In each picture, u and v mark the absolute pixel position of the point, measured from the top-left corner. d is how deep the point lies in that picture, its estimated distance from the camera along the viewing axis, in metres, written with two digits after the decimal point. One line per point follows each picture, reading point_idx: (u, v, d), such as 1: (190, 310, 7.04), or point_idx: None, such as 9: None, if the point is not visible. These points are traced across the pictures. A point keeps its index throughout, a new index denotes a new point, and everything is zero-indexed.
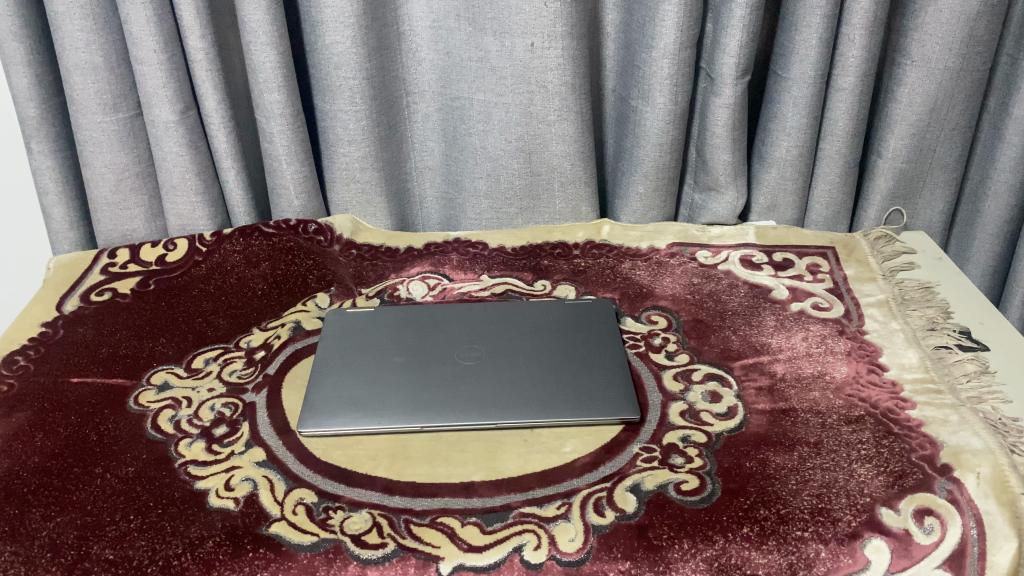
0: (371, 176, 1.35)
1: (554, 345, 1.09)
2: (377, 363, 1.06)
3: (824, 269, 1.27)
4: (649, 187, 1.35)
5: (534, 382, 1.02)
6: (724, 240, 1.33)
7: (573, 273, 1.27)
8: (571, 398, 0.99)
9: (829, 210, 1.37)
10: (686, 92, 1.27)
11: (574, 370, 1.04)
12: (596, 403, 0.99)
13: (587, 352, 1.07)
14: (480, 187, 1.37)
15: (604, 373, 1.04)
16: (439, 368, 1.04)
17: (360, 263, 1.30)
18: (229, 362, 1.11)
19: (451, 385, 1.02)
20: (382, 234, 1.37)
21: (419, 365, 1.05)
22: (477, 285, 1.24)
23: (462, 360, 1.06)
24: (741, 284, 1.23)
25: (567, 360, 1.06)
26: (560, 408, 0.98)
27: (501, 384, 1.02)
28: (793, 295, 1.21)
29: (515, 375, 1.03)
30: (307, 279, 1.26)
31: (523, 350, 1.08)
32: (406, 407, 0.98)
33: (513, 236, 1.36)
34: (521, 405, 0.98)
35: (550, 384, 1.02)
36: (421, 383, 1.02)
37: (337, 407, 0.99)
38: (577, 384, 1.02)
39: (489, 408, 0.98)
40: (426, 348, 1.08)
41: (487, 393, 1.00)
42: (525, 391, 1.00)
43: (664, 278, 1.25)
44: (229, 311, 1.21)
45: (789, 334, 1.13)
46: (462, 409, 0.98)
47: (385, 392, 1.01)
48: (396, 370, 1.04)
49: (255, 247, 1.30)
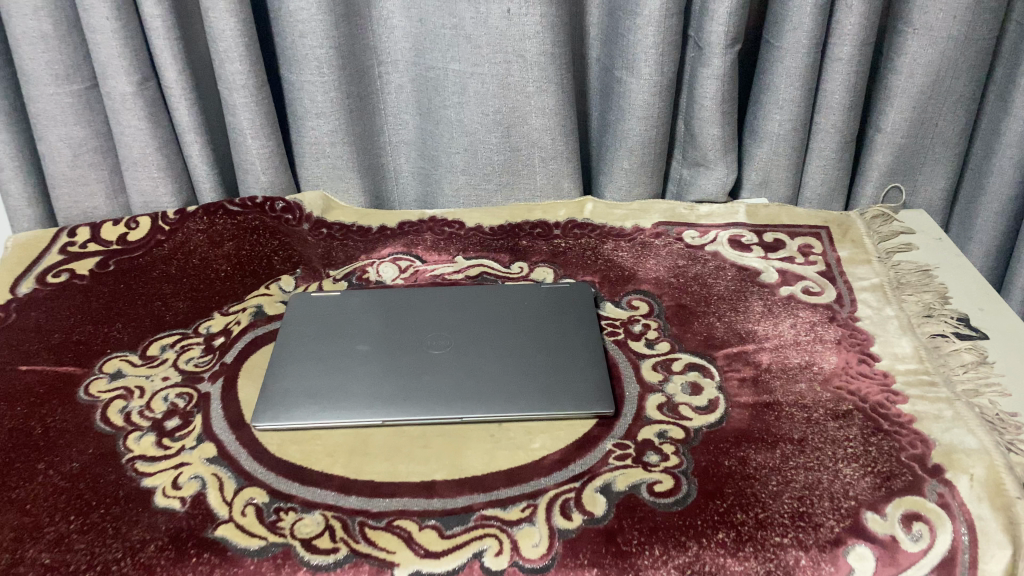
0: (342, 151, 1.29)
1: (527, 333, 1.03)
2: (339, 351, 1.00)
3: (817, 250, 1.20)
4: (635, 162, 1.28)
5: (504, 373, 0.96)
6: (712, 219, 1.27)
7: (552, 254, 1.21)
8: (542, 391, 0.94)
9: (824, 187, 1.31)
10: (672, 62, 1.20)
11: (546, 359, 0.98)
12: (568, 395, 0.93)
13: (561, 342, 1.01)
14: (456, 163, 1.31)
15: (578, 363, 0.98)
16: (404, 357, 0.99)
17: (329, 243, 1.24)
18: (187, 349, 1.06)
19: (416, 375, 0.96)
20: (354, 213, 1.31)
21: (384, 354, 0.99)
22: (451, 268, 1.18)
23: (429, 349, 1.00)
24: (729, 266, 1.17)
25: (540, 349, 1.00)
26: (530, 401, 0.92)
27: (469, 375, 0.96)
28: (783, 278, 1.15)
29: (483, 365, 0.97)
30: (271, 259, 1.20)
31: (494, 338, 1.02)
32: (367, 400, 0.93)
33: (491, 215, 1.30)
34: (489, 398, 0.93)
35: (520, 375, 0.96)
36: (384, 373, 0.96)
37: (294, 399, 0.94)
38: (549, 374, 0.96)
39: (455, 401, 0.93)
40: (393, 335, 1.03)
41: (453, 384, 0.95)
42: (493, 383, 0.95)
43: (647, 260, 1.19)
44: (190, 294, 1.15)
45: (777, 321, 1.07)
46: (426, 402, 0.92)
47: (346, 382, 0.95)
48: (359, 360, 0.99)
49: (219, 226, 1.24)
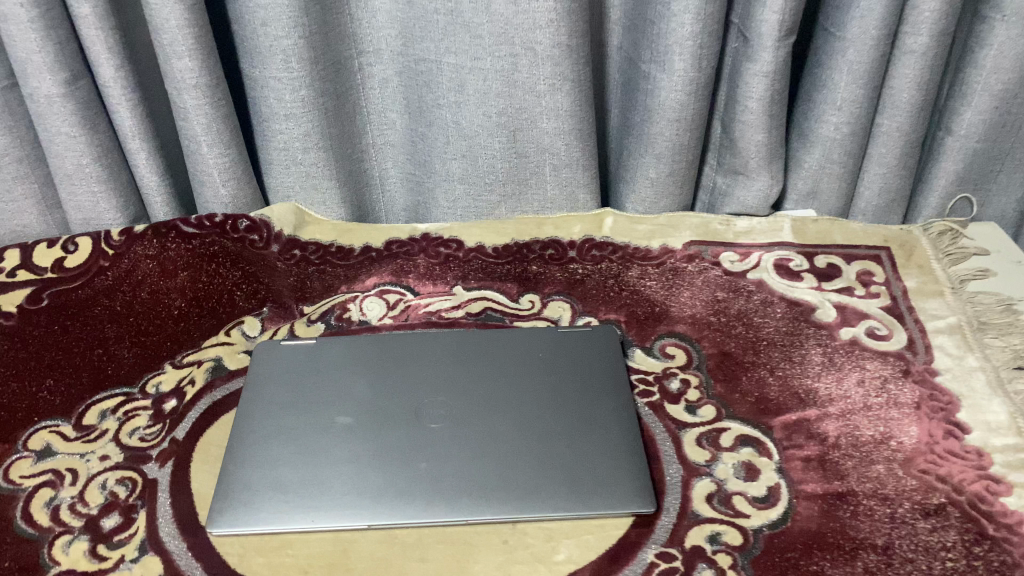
0: (318, 158, 1.10)
1: (543, 396, 0.85)
2: (315, 425, 0.82)
3: (878, 278, 1.02)
4: (662, 171, 1.09)
5: (517, 456, 0.79)
6: (754, 237, 1.08)
7: (567, 284, 1.02)
8: (564, 481, 0.77)
9: (881, 197, 1.12)
10: (712, 56, 1.00)
11: (567, 436, 0.80)
12: (596, 487, 0.76)
13: (584, 410, 0.84)
14: (452, 171, 1.11)
15: (607, 440, 0.80)
16: (394, 434, 0.81)
17: (303, 270, 1.05)
18: (131, 418, 0.87)
19: (408, 460, 0.78)
20: (332, 228, 1.12)
21: (369, 428, 0.82)
22: (449, 302, 1.00)
23: (423, 420, 0.82)
24: (777, 301, 0.99)
25: (559, 421, 0.82)
26: (550, 496, 0.75)
27: (474, 458, 0.79)
28: (842, 317, 0.97)
29: (490, 444, 0.80)
30: (233, 293, 1.02)
31: (502, 404, 0.84)
32: (350, 495, 0.76)
33: (494, 231, 1.10)
34: (500, 491, 0.76)
35: (537, 458, 0.78)
36: (370, 456, 0.79)
37: (260, 493, 0.76)
38: (572, 457, 0.78)
39: (458, 496, 0.76)
40: (380, 401, 0.85)
41: (454, 469, 0.78)
42: (503, 471, 0.78)
43: (680, 292, 1.00)
44: (137, 339, 0.97)
45: (841, 376, 0.89)
46: (422, 497, 0.76)
47: (324, 469, 0.78)
48: (340, 437, 0.81)
49: (171, 252, 1.04)
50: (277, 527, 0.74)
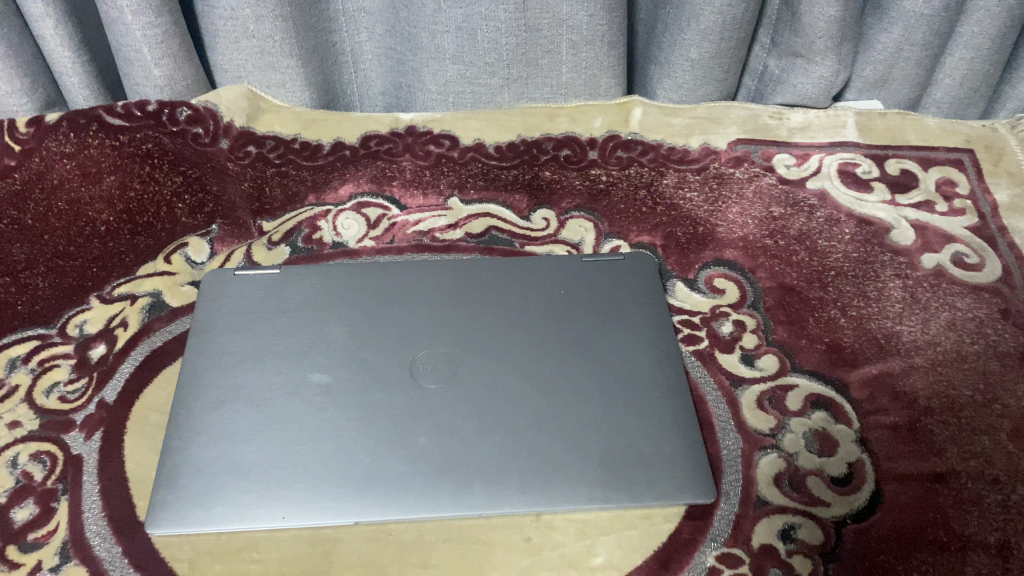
0: (274, 27, 0.88)
1: (567, 345, 0.68)
2: (283, 384, 0.65)
3: (963, 189, 0.85)
4: (706, 51, 0.89)
5: (541, 427, 0.62)
6: (811, 135, 0.90)
7: (588, 197, 0.84)
8: (600, 461, 0.61)
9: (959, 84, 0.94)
10: None
11: (603, 403, 0.64)
12: (640, 464, 0.61)
13: (619, 363, 0.67)
14: (444, 47, 0.89)
15: (650, 405, 0.64)
16: (383, 397, 0.64)
17: (259, 173, 0.85)
18: (47, 370, 0.69)
19: (404, 435, 0.62)
20: (293, 118, 0.91)
21: (352, 390, 0.65)
22: (444, 219, 0.81)
23: (418, 377, 0.65)
24: (844, 218, 0.82)
25: (588, 378, 0.66)
26: (585, 478, 0.60)
27: (486, 429, 0.62)
28: (922, 240, 0.80)
29: (506, 410, 0.63)
30: (173, 204, 0.82)
31: (517, 355, 0.67)
32: (329, 480, 0.60)
33: (496, 124, 0.91)
34: (520, 472, 0.60)
35: (565, 429, 0.62)
36: (353, 427, 0.62)
37: (210, 480, 0.60)
38: (609, 429, 0.62)
39: (469, 484, 0.60)
40: (365, 353, 0.67)
41: (462, 442, 0.61)
42: (525, 449, 0.61)
43: (727, 207, 0.83)
44: (53, 264, 0.76)
45: (927, 318, 0.73)
46: (422, 481, 0.60)
47: (296, 444, 0.61)
48: (315, 402, 0.64)
49: (93, 149, 0.82)
50: (235, 526, 0.58)
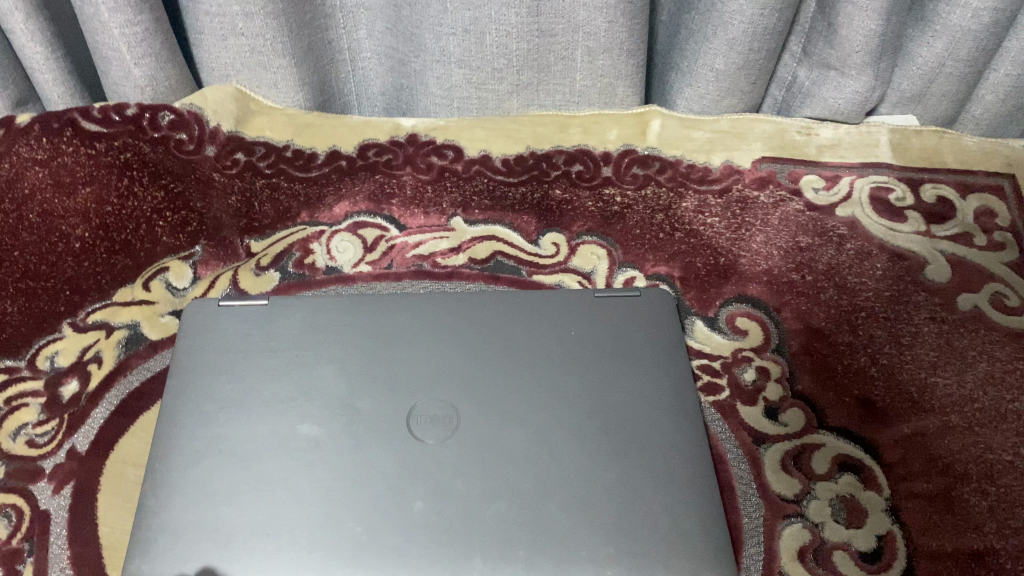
0: (263, 26, 0.84)
1: (581, 394, 0.62)
2: (273, 436, 0.59)
3: (1003, 219, 0.79)
4: (732, 62, 0.84)
5: (548, 494, 0.57)
6: (841, 154, 0.85)
7: (601, 220, 0.78)
8: (612, 537, 0.56)
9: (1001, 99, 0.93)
10: None
11: (616, 466, 0.58)
12: (656, 540, 0.56)
13: (636, 418, 0.61)
14: (449, 49, 0.83)
15: (669, 470, 0.59)
16: (377, 453, 0.58)
17: (247, 184, 0.80)
18: (15, 409, 0.64)
19: (399, 499, 0.56)
20: (285, 121, 0.87)
21: (347, 443, 0.58)
22: (447, 242, 0.76)
23: (417, 429, 0.59)
24: (875, 250, 0.76)
25: (603, 435, 0.60)
26: (595, 554, 0.55)
27: (491, 493, 0.57)
28: (959, 278, 0.74)
29: (513, 471, 0.58)
30: (154, 221, 0.76)
31: (525, 403, 0.61)
32: (317, 549, 0.55)
33: (503, 134, 0.85)
34: (526, 546, 0.55)
35: (576, 496, 0.57)
36: (345, 488, 0.57)
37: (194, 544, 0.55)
38: (625, 500, 0.57)
39: (469, 559, 0.54)
40: (358, 397, 0.60)
41: (464, 508, 0.56)
42: (531, 520, 0.56)
43: (751, 235, 0.77)
44: (23, 285, 0.70)
45: (964, 369, 0.68)
46: (420, 554, 0.54)
47: (281, 507, 0.56)
48: (305, 457, 0.58)
49: (67, 156, 0.76)
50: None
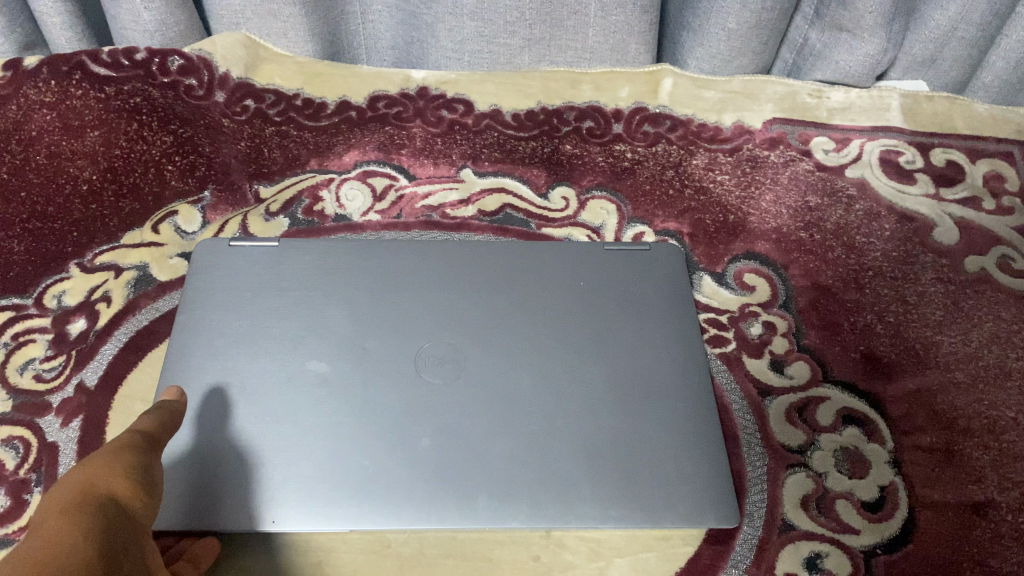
0: None
1: (589, 342, 0.62)
2: (285, 373, 0.59)
3: (1011, 185, 0.79)
4: (745, 21, 0.85)
5: (553, 436, 0.57)
6: (852, 116, 0.85)
7: (611, 175, 0.78)
8: (615, 480, 0.56)
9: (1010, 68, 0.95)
10: None
11: (622, 411, 0.58)
12: (658, 483, 0.56)
13: (642, 365, 0.61)
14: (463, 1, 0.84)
15: (675, 416, 0.59)
16: (386, 392, 0.58)
17: (256, 131, 0.80)
18: (22, 345, 0.63)
19: (406, 438, 0.56)
20: (295, 70, 0.86)
21: (357, 381, 0.58)
22: (456, 194, 0.75)
23: (427, 369, 0.59)
24: (884, 211, 0.77)
25: (608, 382, 0.60)
26: (599, 496, 0.55)
27: (498, 434, 0.57)
28: (967, 240, 0.75)
29: (519, 413, 0.58)
30: (163, 165, 0.76)
31: (534, 349, 0.61)
32: (324, 481, 0.55)
33: (514, 89, 0.85)
34: (530, 487, 0.55)
35: (580, 439, 0.57)
36: (352, 424, 0.57)
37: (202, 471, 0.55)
38: (630, 445, 0.57)
39: (474, 496, 0.55)
40: (366, 338, 0.60)
41: (470, 446, 0.56)
42: (537, 461, 0.56)
43: (761, 194, 0.77)
44: (30, 226, 0.70)
45: (970, 329, 0.68)
46: (425, 489, 0.55)
47: (290, 441, 0.56)
48: (315, 392, 0.58)
49: (75, 101, 0.77)
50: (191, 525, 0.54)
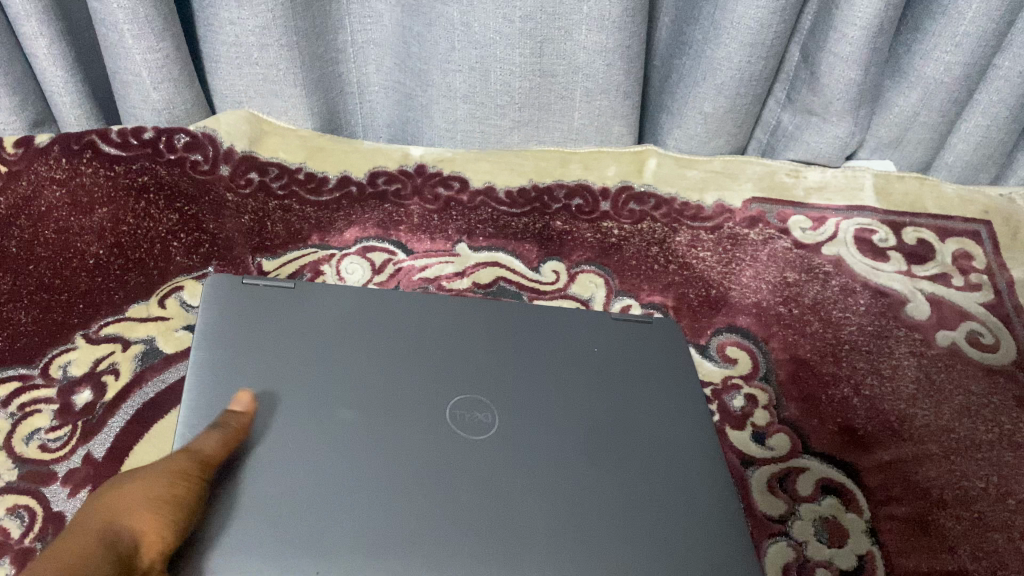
0: (278, 56, 0.89)
1: (624, 403, 0.55)
2: (304, 413, 0.50)
3: (979, 262, 0.83)
4: (721, 105, 0.91)
5: (606, 487, 0.50)
6: (827, 195, 0.90)
7: (600, 251, 0.82)
8: (679, 544, 0.49)
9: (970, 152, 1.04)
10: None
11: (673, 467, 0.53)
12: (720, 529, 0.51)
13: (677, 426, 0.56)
14: (456, 86, 0.89)
15: (726, 488, 0.53)
16: (409, 446, 0.49)
17: (260, 204, 0.84)
18: (30, 415, 0.64)
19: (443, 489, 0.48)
20: (298, 143, 0.91)
21: (375, 428, 0.50)
22: (452, 267, 0.79)
23: (456, 426, 0.51)
24: (859, 287, 0.81)
25: (652, 452, 0.53)
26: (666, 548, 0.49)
27: (541, 490, 0.49)
28: (938, 316, 0.78)
29: (562, 466, 0.51)
30: (168, 242, 0.79)
31: (565, 403, 0.55)
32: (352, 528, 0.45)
33: (506, 167, 0.90)
34: (580, 552, 0.47)
35: (632, 496, 0.50)
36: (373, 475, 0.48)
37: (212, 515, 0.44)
38: (688, 511, 0.51)
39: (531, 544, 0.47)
40: (377, 390, 0.52)
41: (515, 508, 0.48)
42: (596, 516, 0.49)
43: (741, 270, 0.81)
44: (37, 298, 0.72)
45: (941, 402, 0.71)
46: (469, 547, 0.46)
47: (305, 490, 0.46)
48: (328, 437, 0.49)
49: (86, 178, 0.81)
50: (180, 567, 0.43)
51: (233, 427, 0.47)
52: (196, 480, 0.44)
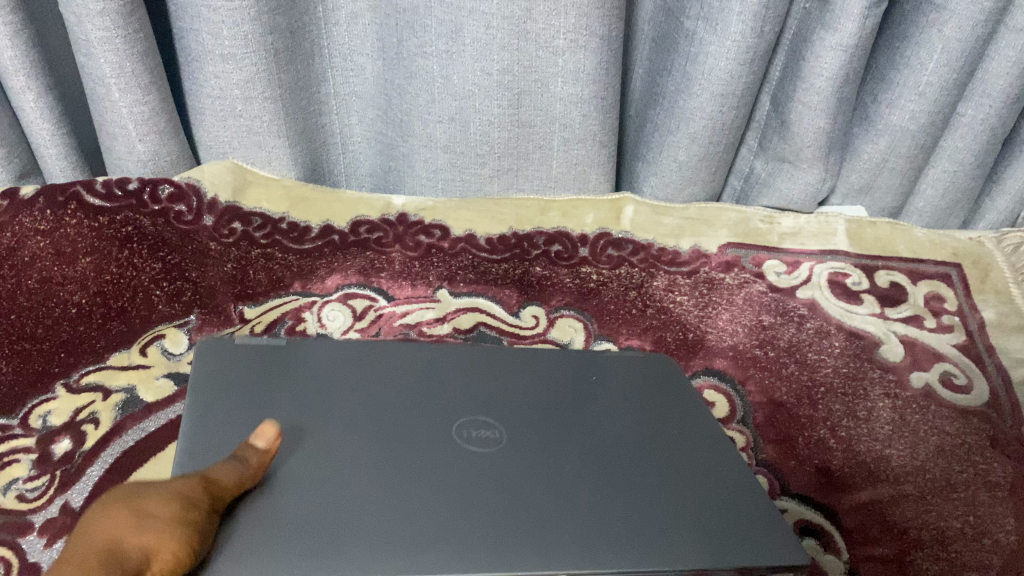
0: (262, 109, 0.91)
1: (619, 421, 0.57)
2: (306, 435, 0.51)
3: (950, 304, 0.85)
4: (694, 153, 0.94)
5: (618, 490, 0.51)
6: (801, 241, 0.92)
7: (579, 296, 0.83)
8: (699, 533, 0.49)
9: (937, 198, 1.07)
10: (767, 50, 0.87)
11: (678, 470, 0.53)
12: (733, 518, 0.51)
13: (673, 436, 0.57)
14: (436, 136, 0.92)
15: (736, 485, 0.53)
16: (413, 457, 0.50)
17: (243, 253, 0.85)
18: (7, 464, 0.64)
19: (455, 492, 0.48)
20: (282, 194, 0.93)
21: (382, 447, 0.51)
22: (432, 313, 0.80)
23: (463, 444, 0.52)
24: (834, 329, 0.82)
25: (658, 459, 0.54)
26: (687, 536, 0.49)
27: (550, 489, 0.50)
28: (911, 358, 0.80)
29: (566, 473, 0.51)
30: (151, 291, 0.79)
31: (563, 420, 0.55)
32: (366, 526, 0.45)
33: (486, 216, 0.92)
34: (599, 541, 0.47)
35: (642, 495, 0.51)
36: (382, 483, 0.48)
37: (222, 530, 0.43)
38: (703, 508, 0.51)
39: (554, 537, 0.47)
40: (377, 415, 0.53)
41: (532, 508, 0.48)
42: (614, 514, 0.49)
43: (717, 314, 0.82)
44: (18, 348, 0.72)
45: (917, 443, 0.72)
46: (493, 546, 0.45)
47: (319, 500, 0.46)
48: (335, 455, 0.50)
49: (70, 228, 0.82)
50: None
51: (253, 464, 0.46)
52: (207, 505, 0.42)
